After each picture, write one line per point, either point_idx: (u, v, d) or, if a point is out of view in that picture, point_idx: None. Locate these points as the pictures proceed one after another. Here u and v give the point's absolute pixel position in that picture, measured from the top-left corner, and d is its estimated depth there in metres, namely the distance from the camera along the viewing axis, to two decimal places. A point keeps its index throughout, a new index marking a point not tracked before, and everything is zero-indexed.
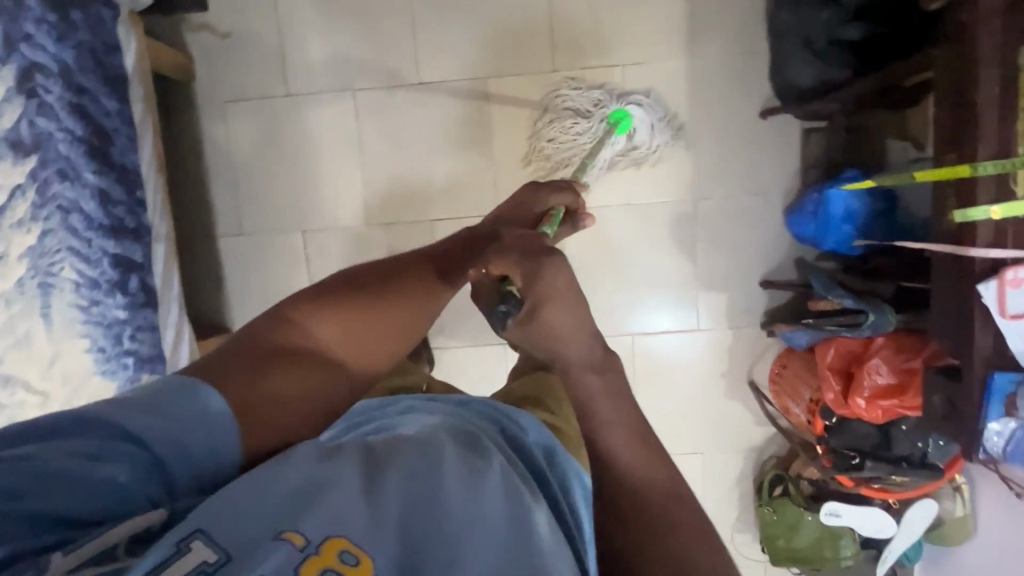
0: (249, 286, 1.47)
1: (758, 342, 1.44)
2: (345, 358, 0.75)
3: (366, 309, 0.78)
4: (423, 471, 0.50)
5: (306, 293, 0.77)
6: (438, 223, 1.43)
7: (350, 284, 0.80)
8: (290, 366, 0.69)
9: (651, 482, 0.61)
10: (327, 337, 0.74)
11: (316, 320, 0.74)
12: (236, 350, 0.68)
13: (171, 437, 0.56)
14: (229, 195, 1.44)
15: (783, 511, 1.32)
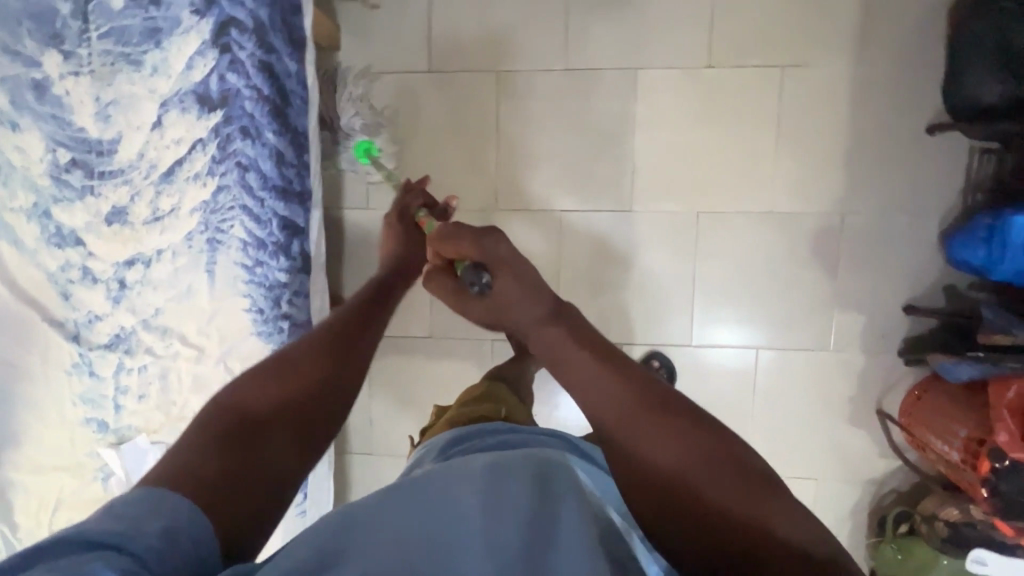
0: (369, 259, 1.46)
1: (893, 369, 1.36)
2: (288, 412, 0.70)
3: (285, 368, 0.73)
4: (441, 502, 0.59)
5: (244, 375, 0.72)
6: (567, 214, 1.39)
7: (284, 364, 0.74)
8: (246, 412, 0.67)
9: (636, 405, 0.62)
10: (241, 397, 0.68)
11: (257, 392, 0.70)
12: (220, 426, 0.65)
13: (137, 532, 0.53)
14: (360, 166, 1.43)
15: (913, 550, 1.26)
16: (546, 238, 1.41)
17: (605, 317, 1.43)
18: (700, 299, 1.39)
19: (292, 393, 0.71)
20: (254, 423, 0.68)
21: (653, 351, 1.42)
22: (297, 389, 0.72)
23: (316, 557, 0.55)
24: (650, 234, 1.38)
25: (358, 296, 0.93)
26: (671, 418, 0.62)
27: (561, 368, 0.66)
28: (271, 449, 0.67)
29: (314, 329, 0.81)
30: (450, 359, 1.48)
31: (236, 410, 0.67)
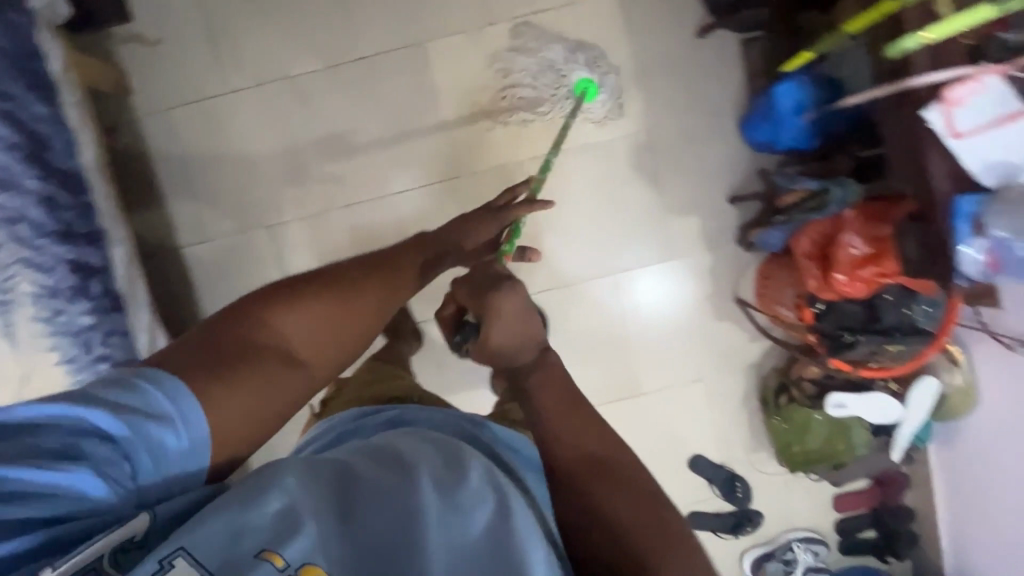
0: (221, 290, 1.44)
1: (737, 257, 1.45)
2: (315, 360, 0.72)
3: (355, 299, 0.78)
4: (394, 496, 0.62)
5: (268, 286, 0.74)
6: (400, 196, 1.42)
7: (334, 277, 0.78)
8: (263, 362, 0.66)
9: (620, 484, 0.69)
10: (299, 333, 0.71)
11: (284, 320, 0.70)
12: (183, 350, 0.64)
13: (157, 455, 0.57)
14: (186, 201, 1.41)
15: (791, 416, 1.33)
16: (387, 224, 1.43)
17: None
18: (548, 242, 1.44)
19: (323, 350, 0.73)
20: (287, 368, 0.68)
21: None
22: (324, 356, 0.73)
23: (257, 512, 0.53)
24: (485, 194, 1.42)
25: (386, 253, 0.88)
26: (642, 501, 0.69)
27: (559, 423, 0.75)
28: (233, 346, 0.65)
29: (360, 291, 0.79)
30: None
31: (228, 318, 0.68)
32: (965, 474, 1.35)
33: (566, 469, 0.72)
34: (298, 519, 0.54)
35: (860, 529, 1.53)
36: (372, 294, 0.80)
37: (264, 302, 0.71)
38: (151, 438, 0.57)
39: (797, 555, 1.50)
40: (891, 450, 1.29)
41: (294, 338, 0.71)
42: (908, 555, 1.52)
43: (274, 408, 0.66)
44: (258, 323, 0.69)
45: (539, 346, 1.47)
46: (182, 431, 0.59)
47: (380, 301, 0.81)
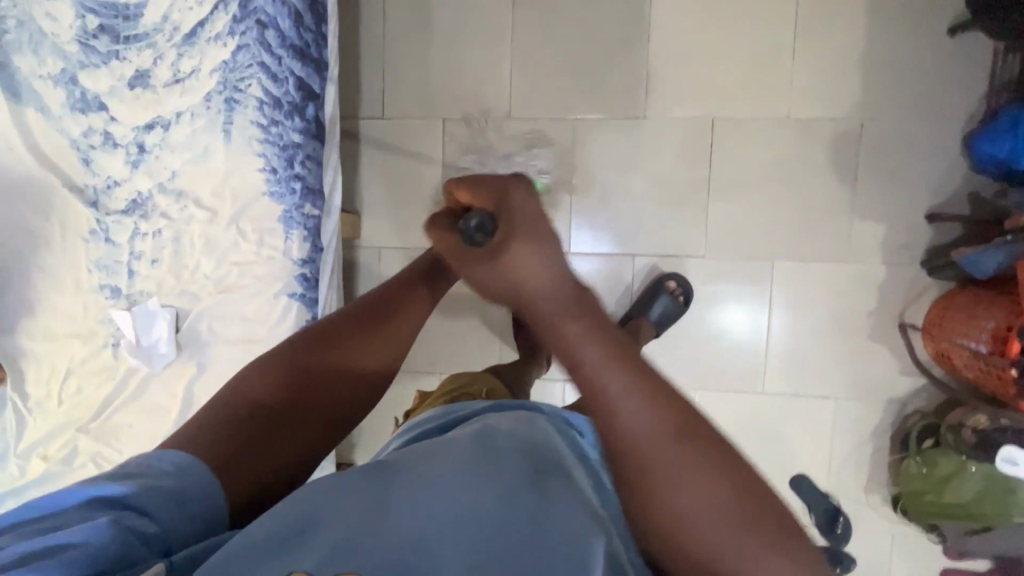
0: (383, 168, 1.48)
1: (915, 281, 1.32)
2: (318, 418, 0.68)
3: (311, 357, 0.69)
4: (420, 489, 0.56)
5: (267, 354, 0.69)
6: (580, 122, 1.39)
7: (320, 336, 0.71)
8: (231, 432, 0.62)
9: (718, 490, 0.44)
10: (277, 395, 0.65)
11: (262, 380, 0.66)
12: (217, 412, 0.63)
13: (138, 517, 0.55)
14: (377, 76, 1.45)
15: (935, 461, 1.21)
16: (556, 149, 1.41)
17: (620, 226, 1.41)
18: (713, 209, 1.37)
19: (304, 401, 0.67)
20: (282, 431, 0.64)
21: (670, 273, 1.39)
22: (321, 414, 0.68)
23: (252, 531, 0.52)
24: (663, 144, 1.37)
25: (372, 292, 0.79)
26: (763, 510, 0.44)
27: (631, 467, 0.46)
28: (245, 410, 0.63)
29: (350, 350, 0.72)
30: None
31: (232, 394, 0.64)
32: None
33: (693, 552, 0.44)
34: (310, 521, 0.53)
35: None
36: (370, 353, 0.73)
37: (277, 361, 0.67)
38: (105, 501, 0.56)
39: None
40: None
41: (276, 401, 0.65)
42: None
43: (271, 458, 0.63)
44: (240, 395, 0.64)
45: (671, 318, 1.36)
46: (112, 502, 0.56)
47: (378, 355, 0.74)
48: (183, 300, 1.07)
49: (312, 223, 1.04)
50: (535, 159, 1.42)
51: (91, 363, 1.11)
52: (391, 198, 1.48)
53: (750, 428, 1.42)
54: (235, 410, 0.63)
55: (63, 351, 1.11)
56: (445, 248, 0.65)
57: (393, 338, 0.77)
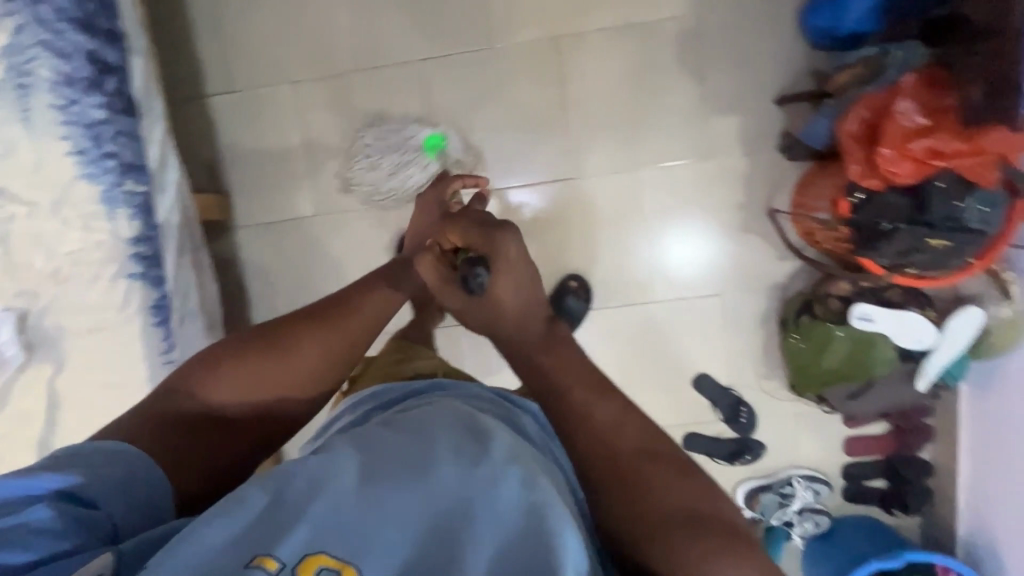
0: (243, 143, 1.44)
1: (776, 167, 1.34)
2: (267, 399, 0.80)
3: (265, 349, 0.80)
4: (413, 479, 0.56)
5: (207, 350, 0.80)
6: (428, 63, 1.37)
7: (270, 332, 0.82)
8: (183, 425, 0.73)
9: (668, 491, 0.61)
10: (228, 397, 0.77)
11: (213, 383, 0.77)
12: (141, 410, 0.73)
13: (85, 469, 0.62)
14: (216, 49, 1.41)
15: (809, 333, 1.24)
16: (409, 95, 1.39)
17: (484, 162, 1.40)
18: (572, 128, 1.37)
19: (238, 405, 0.78)
20: (218, 429, 0.75)
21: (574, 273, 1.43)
22: (263, 395, 0.79)
23: (223, 525, 0.51)
24: (511, 71, 1.36)
25: (347, 289, 0.92)
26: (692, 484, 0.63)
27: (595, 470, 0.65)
28: (199, 408, 0.75)
29: (294, 346, 0.82)
30: (340, 234, 1.46)
31: (173, 392, 0.76)
32: (988, 421, 1.25)
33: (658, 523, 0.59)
34: (308, 500, 0.53)
35: (868, 477, 1.44)
36: (314, 343, 0.83)
37: (188, 372, 0.78)
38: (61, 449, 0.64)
39: (796, 492, 1.42)
40: (918, 379, 1.17)
41: (224, 410, 0.77)
42: (917, 510, 1.43)
43: (227, 454, 0.75)
44: (175, 392, 0.75)
45: (577, 318, 1.43)
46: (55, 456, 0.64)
47: (317, 349, 0.83)
48: (23, 300, 1.04)
49: (140, 199, 1.03)
50: (391, 109, 1.40)
51: None
52: (258, 173, 1.45)
53: (647, 339, 1.45)
54: (187, 409, 0.74)
55: None
56: (435, 280, 0.90)
57: (354, 320, 0.87)
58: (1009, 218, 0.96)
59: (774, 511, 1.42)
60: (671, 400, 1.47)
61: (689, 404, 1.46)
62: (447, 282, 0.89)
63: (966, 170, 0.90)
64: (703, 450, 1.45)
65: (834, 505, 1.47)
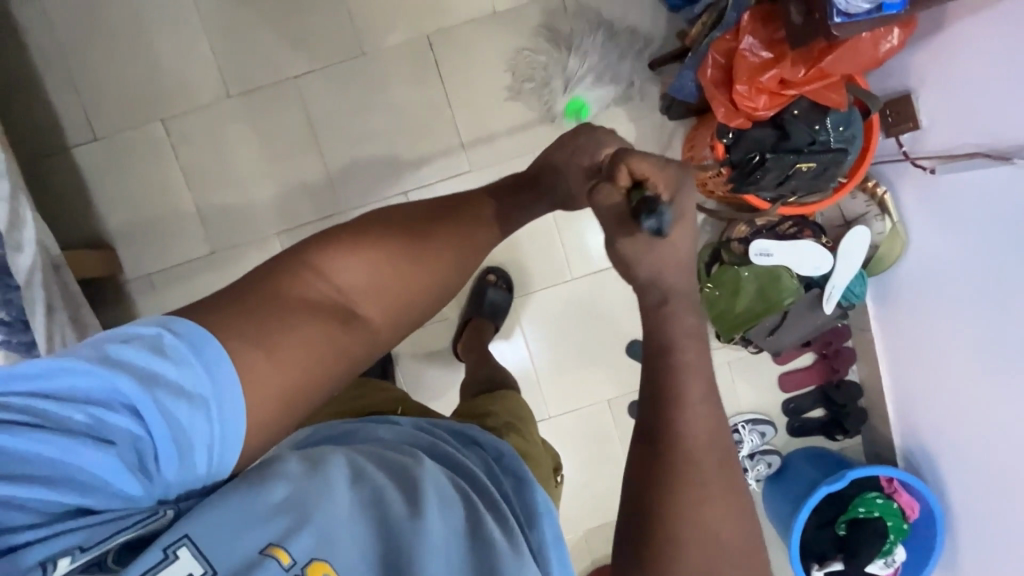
0: (120, 191, 1.35)
1: (662, 129, 1.39)
2: (375, 308, 0.65)
3: (410, 238, 0.69)
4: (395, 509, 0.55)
5: (324, 232, 0.68)
6: (303, 79, 1.33)
7: (373, 224, 0.70)
8: (267, 326, 0.56)
9: (706, 516, 0.55)
10: (349, 278, 0.64)
11: (327, 258, 0.64)
12: (245, 282, 0.61)
13: (193, 442, 0.50)
14: (72, 96, 1.32)
15: (720, 279, 1.27)
16: (290, 114, 1.35)
17: (379, 170, 1.37)
18: (461, 122, 1.37)
19: (372, 302, 0.65)
20: (347, 329, 0.62)
21: (489, 266, 1.43)
22: (377, 306, 0.66)
23: (261, 501, 0.50)
24: (390, 75, 1.34)
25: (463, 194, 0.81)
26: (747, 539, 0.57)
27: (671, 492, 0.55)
28: (286, 292, 0.60)
29: (426, 237, 0.71)
30: (241, 268, 1.39)
31: (290, 268, 0.62)
32: (900, 330, 1.31)
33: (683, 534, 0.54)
34: (306, 512, 0.51)
35: (807, 409, 1.49)
36: (449, 239, 0.72)
37: (310, 257, 0.64)
38: (220, 404, 0.51)
39: (743, 436, 1.45)
40: (823, 303, 1.23)
41: (352, 294, 0.64)
42: (856, 430, 1.48)
43: (325, 363, 0.59)
44: (310, 272, 0.63)
45: (503, 307, 1.42)
46: (225, 431, 0.52)
47: (454, 246, 0.72)
48: None
49: None
50: (275, 130, 1.35)
51: None
52: (142, 219, 1.37)
53: (575, 316, 1.46)
54: (309, 293, 0.62)
55: None
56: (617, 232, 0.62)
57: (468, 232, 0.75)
58: (866, 135, 1.04)
59: None
60: (608, 373, 1.48)
61: (627, 373, 1.47)
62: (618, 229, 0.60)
63: (817, 95, 0.96)
64: None
65: (782, 442, 1.51)
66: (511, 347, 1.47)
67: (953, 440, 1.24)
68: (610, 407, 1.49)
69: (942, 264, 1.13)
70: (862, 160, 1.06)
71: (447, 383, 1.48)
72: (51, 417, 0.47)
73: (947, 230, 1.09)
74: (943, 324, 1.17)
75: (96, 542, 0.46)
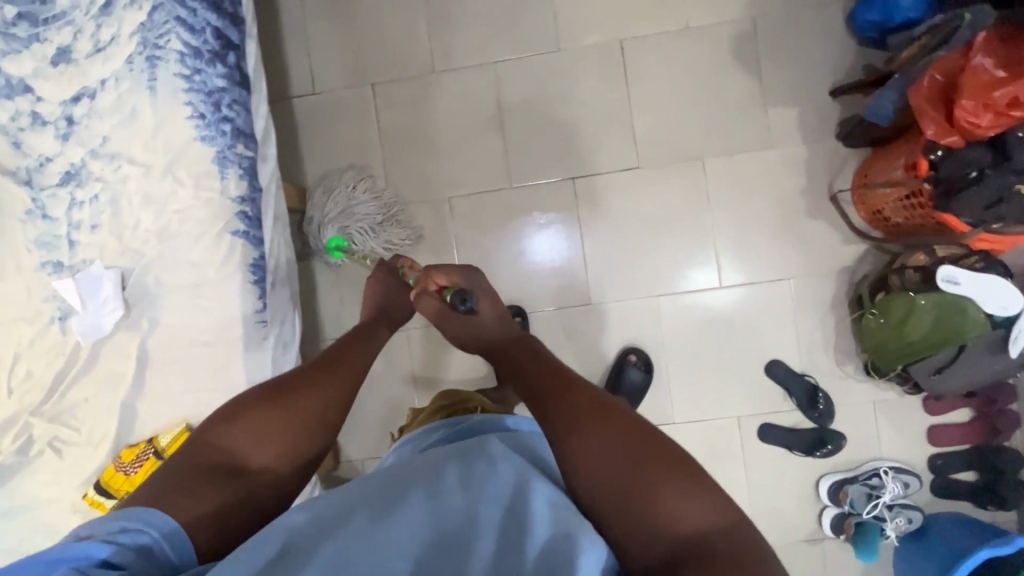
0: (322, 140, 1.52)
1: (835, 154, 1.41)
2: (272, 461, 0.72)
3: (291, 397, 0.78)
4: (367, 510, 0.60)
5: (224, 407, 0.75)
6: (501, 65, 1.47)
7: (278, 388, 0.79)
8: (208, 475, 0.67)
9: (618, 478, 0.60)
10: (246, 443, 0.72)
11: (233, 424, 0.72)
12: (187, 458, 0.68)
13: (143, 557, 0.58)
14: (303, 56, 1.53)
15: (891, 304, 1.24)
16: (483, 94, 1.48)
17: (555, 154, 1.47)
18: (637, 122, 1.45)
19: (264, 457, 0.72)
20: (246, 477, 0.69)
21: (631, 346, 1.45)
22: (284, 457, 0.73)
23: (252, 554, 0.56)
24: (580, 71, 1.46)
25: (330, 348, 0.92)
26: (630, 438, 0.63)
27: (588, 480, 0.62)
28: (222, 450, 0.70)
29: (300, 392, 0.79)
30: (410, 225, 1.50)
31: (190, 445, 0.70)
32: None
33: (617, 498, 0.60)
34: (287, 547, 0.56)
35: (957, 469, 1.38)
36: (319, 395, 0.80)
37: (205, 433, 0.71)
38: (142, 516, 0.60)
39: (885, 482, 1.35)
40: (1010, 344, 1.14)
41: (251, 456, 0.71)
42: (1013, 505, 1.35)
43: (236, 511, 0.66)
44: (210, 443, 0.70)
45: (640, 389, 1.42)
46: (165, 532, 0.60)
47: (321, 400, 0.79)
48: (128, 258, 1.06)
49: (247, 162, 1.08)
50: (466, 106, 1.48)
51: (39, 344, 1.08)
52: (335, 167, 1.52)
53: (718, 324, 1.45)
54: (217, 454, 0.69)
55: (9, 337, 1.08)
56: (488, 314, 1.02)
57: (330, 384, 0.82)
58: None
59: (864, 505, 1.33)
60: (743, 389, 1.44)
61: (763, 393, 1.43)
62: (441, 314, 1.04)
63: None
64: (781, 442, 1.42)
65: (922, 500, 1.40)
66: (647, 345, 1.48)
67: None
68: (739, 424, 1.44)
69: None
70: None
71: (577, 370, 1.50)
72: None
73: None
74: None
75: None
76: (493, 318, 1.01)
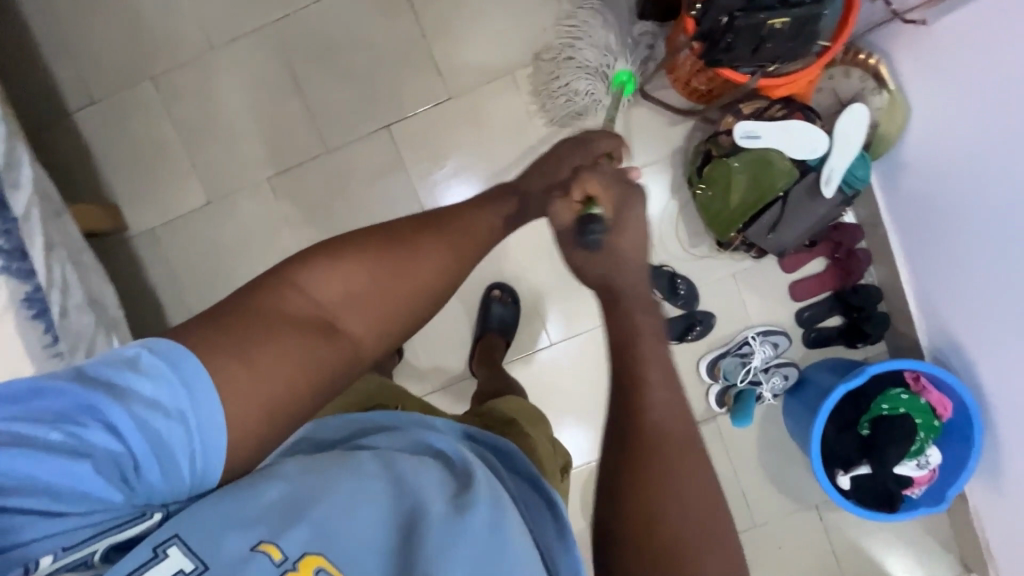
0: (117, 149, 1.41)
1: (640, 36, 1.35)
2: (350, 322, 0.68)
3: (387, 256, 0.73)
4: (405, 495, 0.59)
5: (311, 250, 0.71)
6: (281, 23, 1.37)
7: (381, 238, 0.74)
8: (283, 332, 0.61)
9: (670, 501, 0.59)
10: (330, 294, 0.68)
11: (318, 278, 0.68)
12: (241, 301, 0.63)
13: (168, 445, 0.53)
14: (68, 63, 1.39)
15: (713, 174, 1.23)
16: (272, 59, 1.38)
17: (363, 105, 1.39)
18: (437, 51, 1.37)
19: (356, 319, 0.69)
20: (323, 341, 0.64)
21: (496, 281, 1.45)
22: (360, 318, 0.69)
23: (257, 499, 0.54)
24: (364, 9, 1.36)
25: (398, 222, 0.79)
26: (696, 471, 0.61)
27: (628, 497, 0.59)
28: (312, 306, 0.66)
29: (407, 253, 0.74)
30: (238, 215, 1.42)
31: (274, 286, 0.65)
32: (907, 215, 1.25)
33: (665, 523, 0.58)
34: (304, 506, 0.54)
35: (823, 317, 1.41)
36: (428, 258, 0.76)
37: (284, 276, 0.67)
38: (197, 412, 0.54)
39: (754, 348, 1.38)
40: (823, 188, 1.16)
41: (334, 310, 0.67)
42: (878, 337, 1.39)
43: (320, 384, 0.63)
44: (296, 288, 0.66)
45: (512, 323, 1.42)
46: (206, 438, 0.54)
47: (430, 267, 0.76)
48: None
49: None
50: (259, 77, 1.39)
51: None
52: (141, 174, 1.42)
53: None
54: (299, 308, 0.65)
55: None
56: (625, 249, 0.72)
57: (408, 250, 0.75)
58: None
59: (737, 373, 1.38)
60: None
61: None
62: (570, 240, 0.73)
63: None
64: None
65: (798, 355, 1.44)
66: (507, 275, 1.46)
67: (971, 331, 1.17)
68: None
69: (948, 149, 1.07)
70: (845, 21, 1.00)
71: (446, 318, 1.47)
72: (27, 437, 0.48)
73: (953, 111, 1.03)
74: (954, 209, 1.11)
75: (77, 547, 0.48)
76: (598, 277, 0.73)
